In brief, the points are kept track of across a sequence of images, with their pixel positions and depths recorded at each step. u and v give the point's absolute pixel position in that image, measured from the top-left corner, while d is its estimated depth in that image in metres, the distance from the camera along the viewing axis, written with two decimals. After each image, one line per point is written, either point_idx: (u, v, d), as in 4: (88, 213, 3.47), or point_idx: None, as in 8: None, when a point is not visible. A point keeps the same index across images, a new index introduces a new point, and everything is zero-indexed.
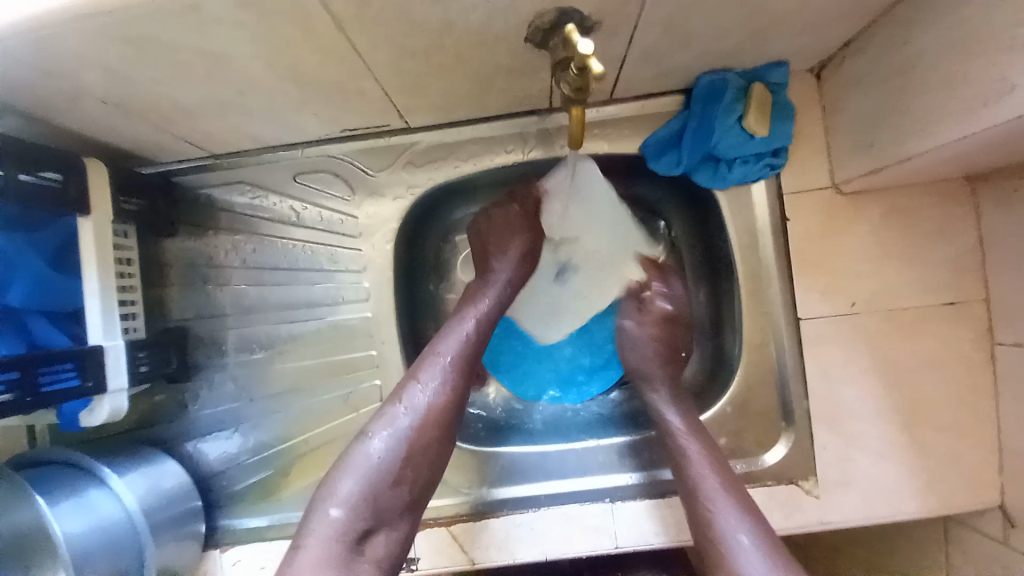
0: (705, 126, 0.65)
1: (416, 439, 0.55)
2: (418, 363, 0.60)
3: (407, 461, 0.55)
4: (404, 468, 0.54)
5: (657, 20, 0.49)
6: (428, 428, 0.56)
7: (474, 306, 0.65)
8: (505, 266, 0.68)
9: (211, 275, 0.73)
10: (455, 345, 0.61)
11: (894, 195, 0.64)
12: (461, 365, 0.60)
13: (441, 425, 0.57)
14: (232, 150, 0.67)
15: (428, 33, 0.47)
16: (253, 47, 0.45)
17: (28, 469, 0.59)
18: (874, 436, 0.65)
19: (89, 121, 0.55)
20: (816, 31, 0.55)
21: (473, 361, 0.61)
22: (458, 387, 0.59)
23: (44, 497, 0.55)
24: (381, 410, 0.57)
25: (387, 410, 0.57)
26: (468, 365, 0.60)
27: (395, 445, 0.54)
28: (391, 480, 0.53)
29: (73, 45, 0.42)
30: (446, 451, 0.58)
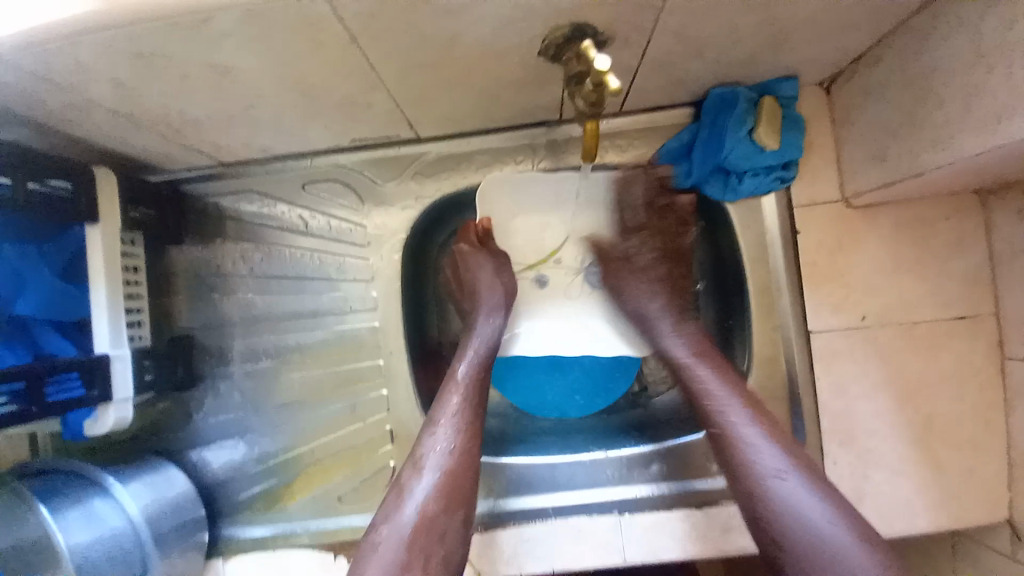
0: (715, 138, 0.64)
1: (425, 515, 0.53)
2: (419, 436, 0.58)
3: (426, 538, 0.52)
4: (419, 552, 0.51)
5: (671, 34, 0.49)
6: (437, 499, 0.54)
7: (465, 358, 0.64)
8: (491, 300, 0.67)
9: (219, 284, 0.73)
10: (448, 410, 0.59)
11: (904, 208, 0.64)
12: (462, 428, 0.58)
13: (451, 494, 0.54)
14: (241, 159, 0.67)
15: (441, 46, 0.47)
16: (266, 60, 0.45)
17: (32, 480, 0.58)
18: (884, 450, 0.65)
19: (99, 132, 0.55)
20: (828, 45, 0.55)
21: (473, 414, 0.59)
22: (463, 452, 0.57)
23: (49, 507, 0.54)
24: (389, 495, 0.55)
25: (392, 498, 0.55)
26: (467, 422, 0.58)
27: (404, 532, 0.52)
28: (406, 566, 0.50)
29: (88, 57, 0.42)
30: (465, 514, 0.55)
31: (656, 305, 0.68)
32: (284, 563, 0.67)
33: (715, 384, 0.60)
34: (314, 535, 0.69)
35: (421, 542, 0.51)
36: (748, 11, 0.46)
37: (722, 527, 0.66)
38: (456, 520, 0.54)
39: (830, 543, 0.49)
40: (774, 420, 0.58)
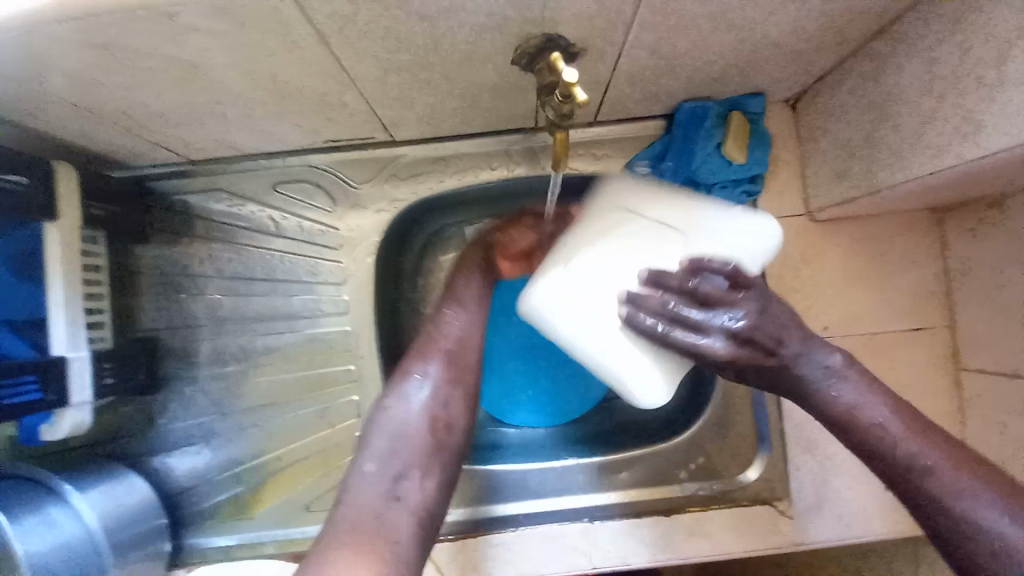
0: (685, 151, 0.66)
1: (430, 398, 0.50)
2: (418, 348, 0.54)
3: (428, 431, 0.48)
4: (420, 452, 0.47)
5: (642, 46, 0.50)
6: (442, 388, 0.51)
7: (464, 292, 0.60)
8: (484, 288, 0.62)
9: (185, 284, 0.71)
10: (449, 330, 0.56)
11: (866, 223, 0.67)
12: (462, 350, 0.55)
13: (457, 380, 0.52)
14: (211, 157, 0.66)
15: (415, 50, 0.47)
16: (236, 56, 0.45)
17: None
18: (845, 457, 0.67)
19: (56, 125, 0.54)
20: (794, 63, 0.57)
21: (471, 334, 0.57)
22: (464, 371, 0.53)
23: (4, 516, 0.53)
24: (382, 400, 0.51)
25: (394, 386, 0.51)
26: (470, 327, 0.57)
27: (404, 427, 0.48)
28: (408, 461, 0.46)
29: (47, 47, 0.40)
30: (470, 402, 0.53)
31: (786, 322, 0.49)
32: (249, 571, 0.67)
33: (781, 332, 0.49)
34: (280, 543, 0.68)
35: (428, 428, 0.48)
36: (716, 28, 0.48)
37: (688, 532, 0.67)
38: (458, 434, 0.50)
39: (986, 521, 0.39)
40: (861, 380, 0.49)
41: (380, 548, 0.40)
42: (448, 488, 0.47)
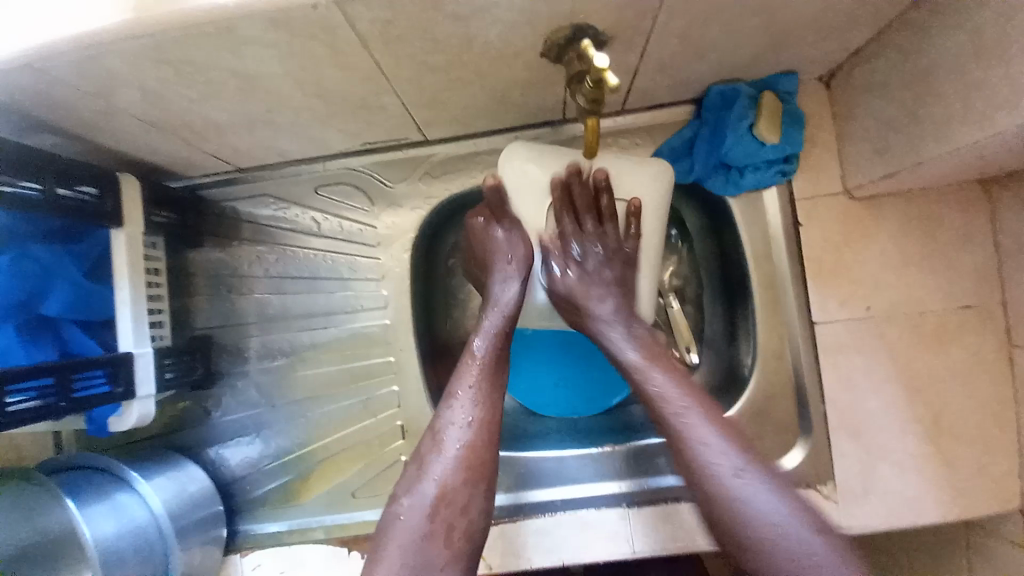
0: (716, 135, 0.66)
1: (440, 497, 0.51)
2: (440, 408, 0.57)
3: (449, 502, 0.51)
4: (443, 527, 0.50)
5: (671, 33, 0.50)
6: (458, 478, 0.52)
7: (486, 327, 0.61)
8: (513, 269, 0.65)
9: (235, 285, 0.75)
10: (467, 384, 0.58)
11: (908, 200, 0.65)
12: (488, 403, 0.57)
13: (470, 478, 0.53)
14: (257, 163, 0.70)
15: (449, 49, 0.49)
16: (282, 65, 0.48)
17: (61, 474, 0.61)
18: (893, 441, 0.65)
19: (119, 138, 0.58)
20: (828, 40, 0.56)
21: (493, 387, 0.58)
22: (488, 426, 0.56)
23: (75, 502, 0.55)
24: (407, 472, 0.54)
25: (412, 469, 0.54)
26: (485, 395, 0.57)
27: (427, 503, 0.51)
28: (429, 534, 0.50)
29: (116, 64, 0.44)
30: (488, 494, 0.54)
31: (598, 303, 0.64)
32: (298, 557, 0.69)
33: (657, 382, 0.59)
34: (329, 529, 0.71)
35: (440, 518, 0.51)
36: (745, 10, 0.48)
37: None
38: (480, 493, 0.53)
39: (783, 528, 0.50)
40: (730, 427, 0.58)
41: None
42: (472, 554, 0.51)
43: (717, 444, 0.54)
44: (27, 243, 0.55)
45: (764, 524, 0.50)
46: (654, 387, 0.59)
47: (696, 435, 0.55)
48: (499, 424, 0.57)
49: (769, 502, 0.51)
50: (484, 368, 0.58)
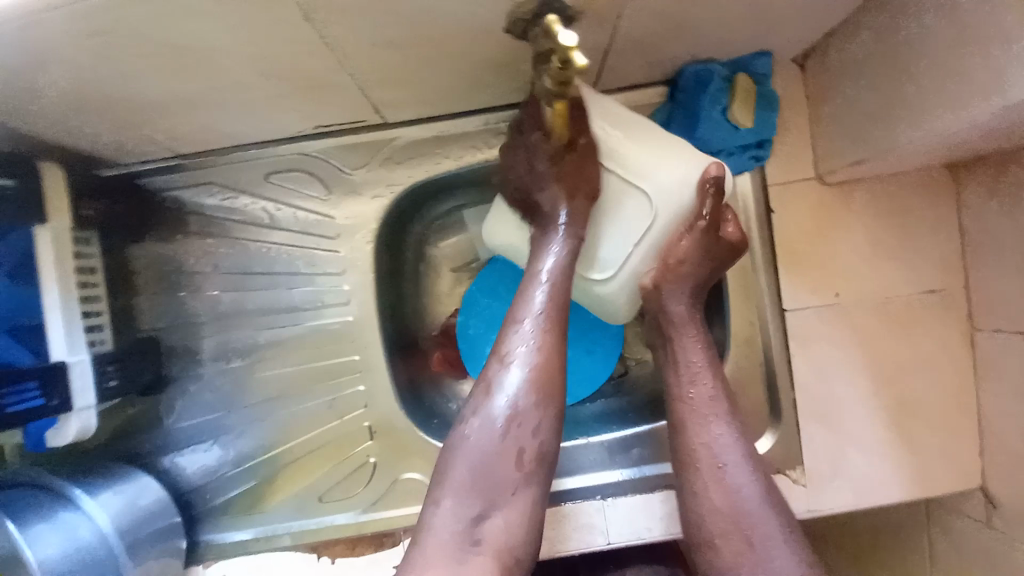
0: (690, 119, 0.64)
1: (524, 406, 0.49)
2: (504, 330, 0.53)
3: (520, 428, 0.49)
4: (513, 453, 0.49)
5: (643, 9, 0.47)
6: (530, 399, 0.50)
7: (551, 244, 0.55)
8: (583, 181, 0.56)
9: (183, 281, 0.70)
10: (531, 310, 0.53)
11: (878, 185, 0.65)
12: (559, 322, 0.53)
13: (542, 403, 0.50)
14: (199, 150, 0.64)
15: (405, 23, 0.44)
16: (211, 38, 0.42)
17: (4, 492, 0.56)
18: (860, 423, 0.66)
19: (31, 123, 0.51)
20: (803, 18, 0.54)
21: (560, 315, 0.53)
22: (557, 340, 0.52)
23: (15, 523, 0.52)
24: (473, 398, 0.51)
25: (479, 391, 0.51)
26: (553, 319, 0.52)
27: (496, 424, 0.49)
28: (500, 457, 0.48)
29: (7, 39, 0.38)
30: (559, 417, 0.51)
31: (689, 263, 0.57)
32: (264, 564, 0.66)
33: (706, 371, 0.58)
34: (296, 535, 0.68)
35: (511, 438, 0.49)
36: None
37: None
38: (550, 414, 0.51)
39: (748, 509, 0.53)
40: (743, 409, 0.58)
41: (460, 552, 0.46)
42: (545, 475, 0.50)
43: (726, 429, 0.55)
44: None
45: (740, 500, 0.53)
46: (680, 360, 0.59)
47: (710, 417, 0.56)
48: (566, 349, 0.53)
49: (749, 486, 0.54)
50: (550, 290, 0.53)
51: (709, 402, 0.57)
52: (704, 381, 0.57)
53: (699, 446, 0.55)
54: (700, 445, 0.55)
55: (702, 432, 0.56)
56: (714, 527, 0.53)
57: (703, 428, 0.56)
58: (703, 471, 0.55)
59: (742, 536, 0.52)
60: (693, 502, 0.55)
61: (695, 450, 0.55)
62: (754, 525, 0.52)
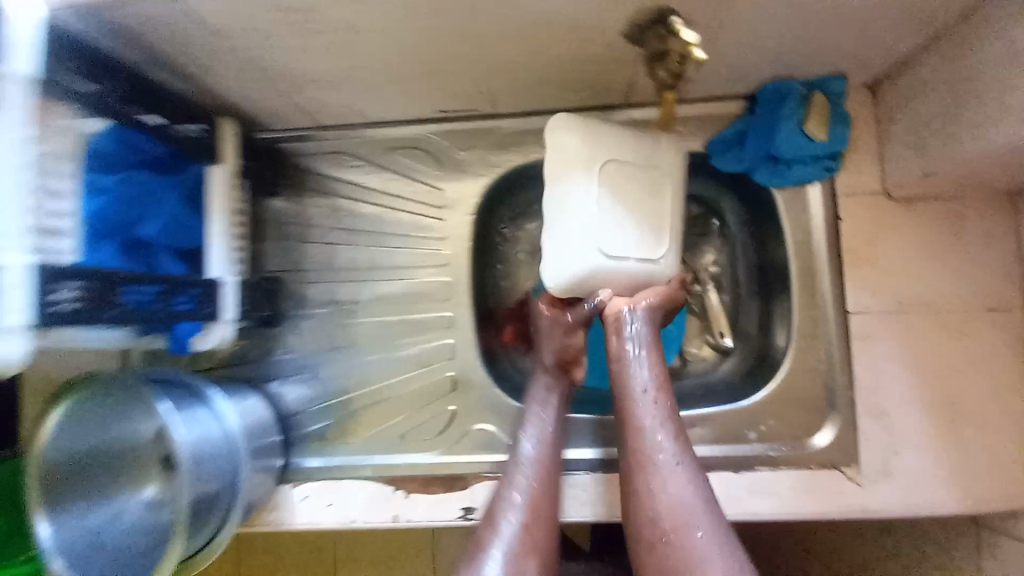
0: (767, 129, 0.71)
1: (534, 474, 0.63)
2: (495, 501, 0.63)
3: None
4: None
5: (740, 25, 0.56)
6: (520, 557, 0.58)
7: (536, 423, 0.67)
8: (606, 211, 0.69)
9: (303, 235, 0.81)
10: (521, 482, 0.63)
11: (941, 203, 0.70)
12: (546, 496, 0.62)
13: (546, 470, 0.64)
14: (339, 124, 0.76)
15: (543, 22, 0.54)
16: (391, 22, 0.53)
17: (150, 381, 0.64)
18: (915, 428, 0.68)
19: (223, 85, 0.63)
20: (880, 45, 0.62)
21: (545, 485, 0.63)
22: (546, 514, 0.61)
23: (171, 404, 0.60)
24: (472, 550, 0.59)
25: (475, 547, 0.59)
26: (540, 488, 0.62)
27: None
28: None
29: (246, 11, 0.49)
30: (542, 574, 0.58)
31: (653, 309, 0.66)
32: (343, 490, 0.74)
33: (648, 386, 0.62)
34: (376, 467, 0.75)
35: None
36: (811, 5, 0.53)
37: (757, 491, 0.69)
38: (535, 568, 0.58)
39: (691, 510, 0.56)
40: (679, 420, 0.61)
41: None
42: None
43: (666, 435, 0.59)
44: (130, 168, 0.60)
45: (677, 498, 0.56)
46: (623, 373, 0.63)
47: (654, 423, 0.60)
48: (551, 518, 0.61)
49: (688, 488, 0.57)
50: (546, 411, 0.68)
51: (653, 413, 0.61)
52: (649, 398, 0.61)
53: (642, 451, 0.59)
54: (647, 450, 0.59)
55: (647, 437, 0.59)
56: (664, 524, 0.56)
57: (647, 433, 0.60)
58: (648, 472, 0.58)
59: (685, 535, 0.55)
60: (637, 504, 0.58)
61: (641, 457, 0.59)
62: (690, 525, 0.55)
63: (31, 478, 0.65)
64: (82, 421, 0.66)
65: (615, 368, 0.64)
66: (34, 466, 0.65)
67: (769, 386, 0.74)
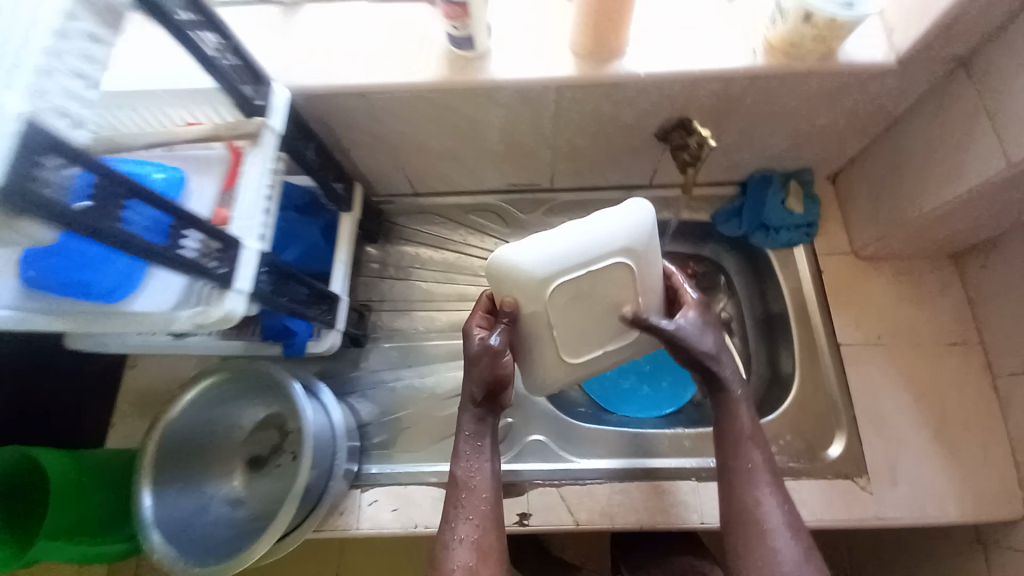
0: (758, 204, 0.94)
1: (477, 512, 0.64)
2: (445, 517, 0.65)
3: None
4: None
5: (736, 127, 0.82)
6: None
7: (466, 458, 0.68)
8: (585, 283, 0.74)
9: (390, 274, 0.99)
10: (462, 514, 0.65)
11: (899, 262, 0.91)
12: (493, 516, 0.65)
13: (486, 506, 0.65)
14: (430, 191, 0.99)
15: (602, 121, 0.79)
16: (501, 115, 0.78)
17: (259, 371, 0.74)
18: (911, 441, 0.81)
19: (362, 156, 0.86)
20: (833, 147, 0.88)
21: (491, 507, 0.65)
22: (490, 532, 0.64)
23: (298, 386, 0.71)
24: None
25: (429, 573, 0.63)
26: (481, 518, 0.64)
27: None
28: None
29: (410, 103, 0.74)
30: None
31: (727, 359, 0.70)
32: (411, 495, 0.81)
33: (754, 439, 0.66)
34: (440, 475, 0.83)
35: None
36: (782, 117, 0.80)
37: None
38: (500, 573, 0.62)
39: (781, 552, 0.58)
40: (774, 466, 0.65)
41: None
42: None
43: (761, 462, 0.65)
44: (286, 212, 0.81)
45: (772, 522, 0.60)
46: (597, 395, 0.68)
47: (749, 444, 0.66)
48: (497, 539, 0.63)
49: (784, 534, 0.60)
50: (473, 437, 0.68)
51: (757, 468, 0.64)
52: (753, 452, 0.65)
53: (745, 485, 0.64)
54: (751, 501, 0.62)
55: (757, 487, 0.63)
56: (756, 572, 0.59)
57: (744, 457, 0.65)
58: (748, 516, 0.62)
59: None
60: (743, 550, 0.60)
61: (745, 497, 0.63)
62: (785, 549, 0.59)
63: (150, 453, 0.69)
64: (211, 401, 0.76)
65: (723, 409, 0.69)
66: (152, 445, 0.70)
67: (781, 408, 0.87)
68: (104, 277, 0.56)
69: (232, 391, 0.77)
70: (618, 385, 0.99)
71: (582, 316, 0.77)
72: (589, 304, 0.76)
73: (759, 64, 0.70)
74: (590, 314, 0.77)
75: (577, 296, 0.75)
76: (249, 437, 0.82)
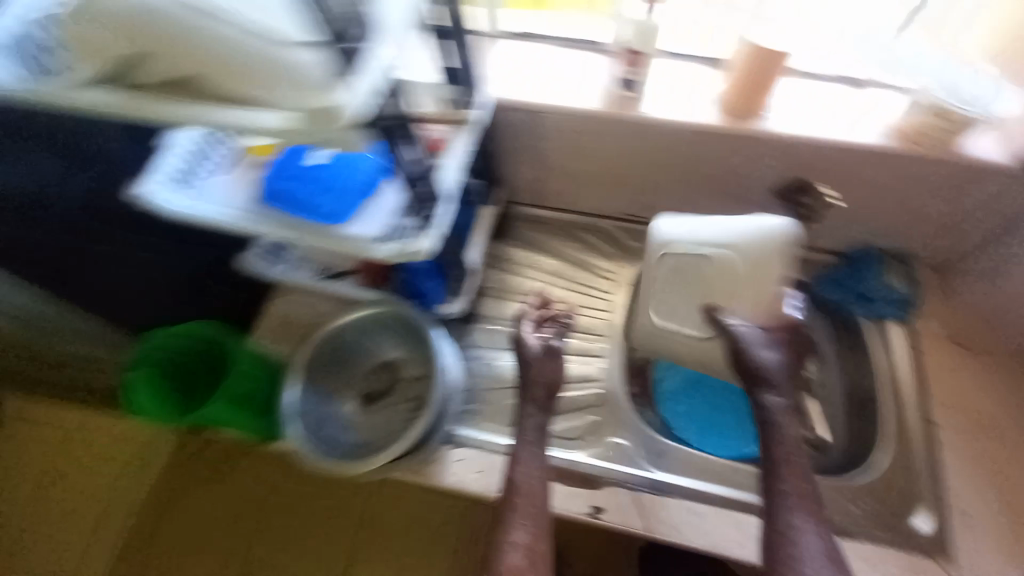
0: (857, 275, 1.00)
1: (530, 517, 0.72)
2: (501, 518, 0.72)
3: None
4: None
5: (852, 197, 0.90)
6: None
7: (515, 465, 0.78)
8: None
9: (502, 270, 1.10)
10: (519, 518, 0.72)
11: (998, 358, 0.92)
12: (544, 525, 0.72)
13: (537, 509, 0.72)
14: (553, 206, 1.12)
15: (730, 170, 0.90)
16: (642, 149, 0.90)
17: (405, 319, 0.88)
18: (1003, 533, 0.78)
19: (510, 164, 1.01)
20: (940, 234, 0.93)
21: (541, 513, 0.72)
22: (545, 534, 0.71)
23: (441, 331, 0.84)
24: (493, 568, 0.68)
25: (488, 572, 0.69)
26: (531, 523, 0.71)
27: None
28: None
29: (571, 124, 0.88)
30: None
31: (777, 404, 0.77)
32: (494, 463, 0.88)
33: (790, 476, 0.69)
34: None
35: None
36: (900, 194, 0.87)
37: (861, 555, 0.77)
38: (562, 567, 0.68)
39: None
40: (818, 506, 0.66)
41: None
42: None
43: (797, 498, 0.67)
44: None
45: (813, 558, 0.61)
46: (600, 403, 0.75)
47: (789, 480, 0.68)
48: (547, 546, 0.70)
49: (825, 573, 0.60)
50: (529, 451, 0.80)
51: (793, 504, 0.66)
52: (786, 487, 0.68)
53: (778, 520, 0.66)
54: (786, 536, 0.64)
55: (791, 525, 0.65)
56: None
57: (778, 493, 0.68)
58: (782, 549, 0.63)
59: None
60: None
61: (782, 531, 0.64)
62: None
63: (301, 362, 0.83)
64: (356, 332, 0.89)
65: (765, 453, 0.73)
66: (303, 357, 0.84)
67: (868, 474, 0.89)
68: (325, 202, 0.70)
69: (375, 325, 0.90)
70: (690, 415, 1.00)
71: (709, 279, 0.84)
72: (698, 285, 0.85)
73: (887, 144, 0.80)
74: (710, 279, 0.84)
75: (681, 271, 0.86)
76: (371, 372, 0.94)
